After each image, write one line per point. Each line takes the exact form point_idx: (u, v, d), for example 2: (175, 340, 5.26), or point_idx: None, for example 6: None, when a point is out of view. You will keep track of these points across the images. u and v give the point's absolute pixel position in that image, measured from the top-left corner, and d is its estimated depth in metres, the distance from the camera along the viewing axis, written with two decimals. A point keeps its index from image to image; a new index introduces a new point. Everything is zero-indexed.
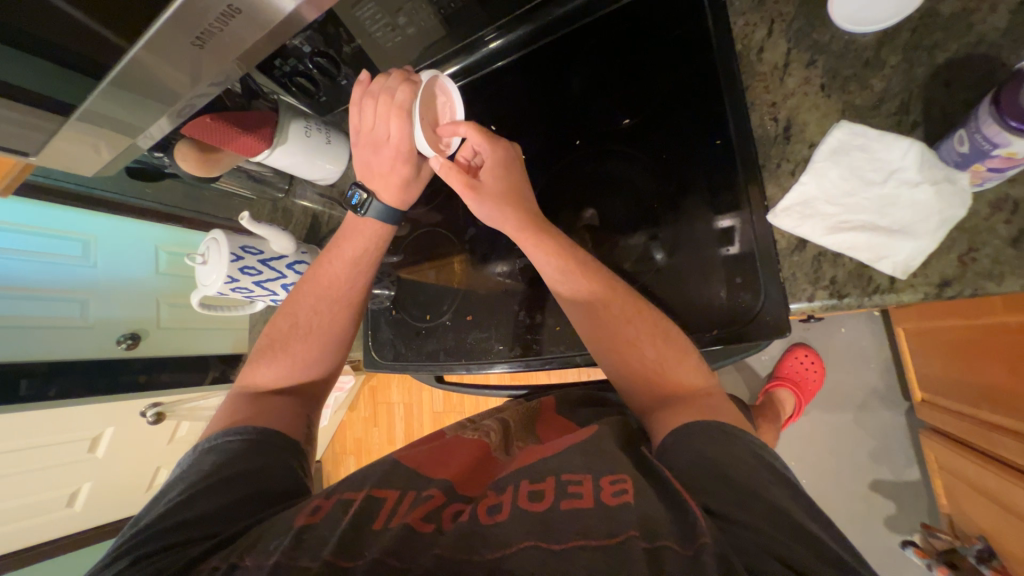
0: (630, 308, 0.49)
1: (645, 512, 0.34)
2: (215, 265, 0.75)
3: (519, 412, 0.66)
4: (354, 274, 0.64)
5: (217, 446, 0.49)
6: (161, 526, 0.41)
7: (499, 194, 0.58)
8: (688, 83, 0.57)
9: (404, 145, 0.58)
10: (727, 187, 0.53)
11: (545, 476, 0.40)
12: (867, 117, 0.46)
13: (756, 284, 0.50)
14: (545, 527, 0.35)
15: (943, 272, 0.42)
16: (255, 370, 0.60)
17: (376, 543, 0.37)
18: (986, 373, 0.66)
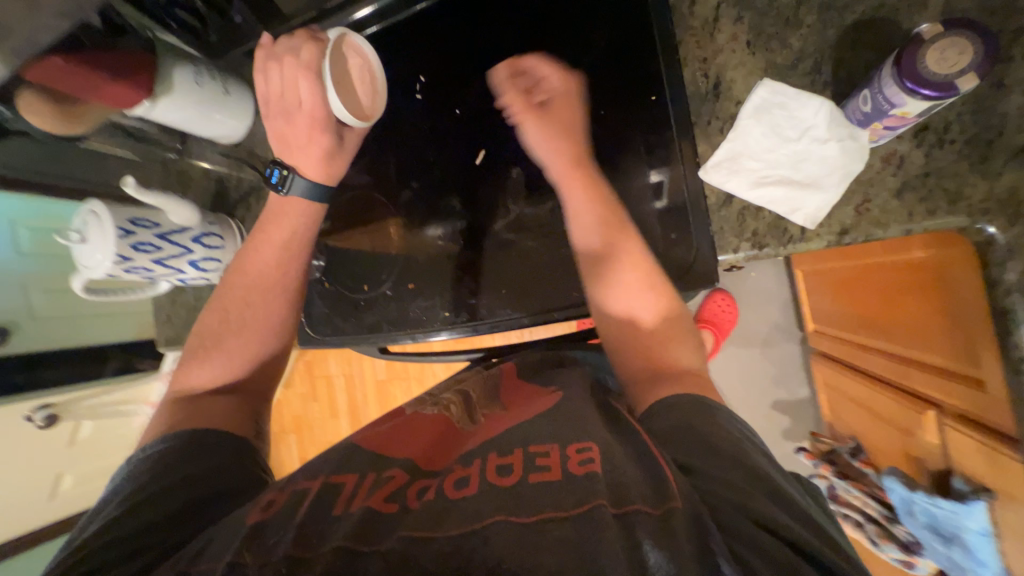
0: (634, 270, 0.51)
1: (612, 477, 0.37)
2: (99, 243, 0.64)
3: (481, 380, 0.66)
4: (286, 257, 0.58)
5: (153, 454, 0.46)
6: (106, 544, 0.39)
7: (557, 128, 0.58)
8: (619, 38, 0.56)
9: (319, 112, 0.55)
10: (662, 146, 0.54)
11: (512, 451, 0.43)
12: (786, 76, 0.49)
13: (688, 235, 0.53)
14: (515, 501, 0.37)
15: (843, 221, 0.47)
16: (189, 373, 0.54)
17: (336, 529, 0.37)
18: (866, 306, 0.78)
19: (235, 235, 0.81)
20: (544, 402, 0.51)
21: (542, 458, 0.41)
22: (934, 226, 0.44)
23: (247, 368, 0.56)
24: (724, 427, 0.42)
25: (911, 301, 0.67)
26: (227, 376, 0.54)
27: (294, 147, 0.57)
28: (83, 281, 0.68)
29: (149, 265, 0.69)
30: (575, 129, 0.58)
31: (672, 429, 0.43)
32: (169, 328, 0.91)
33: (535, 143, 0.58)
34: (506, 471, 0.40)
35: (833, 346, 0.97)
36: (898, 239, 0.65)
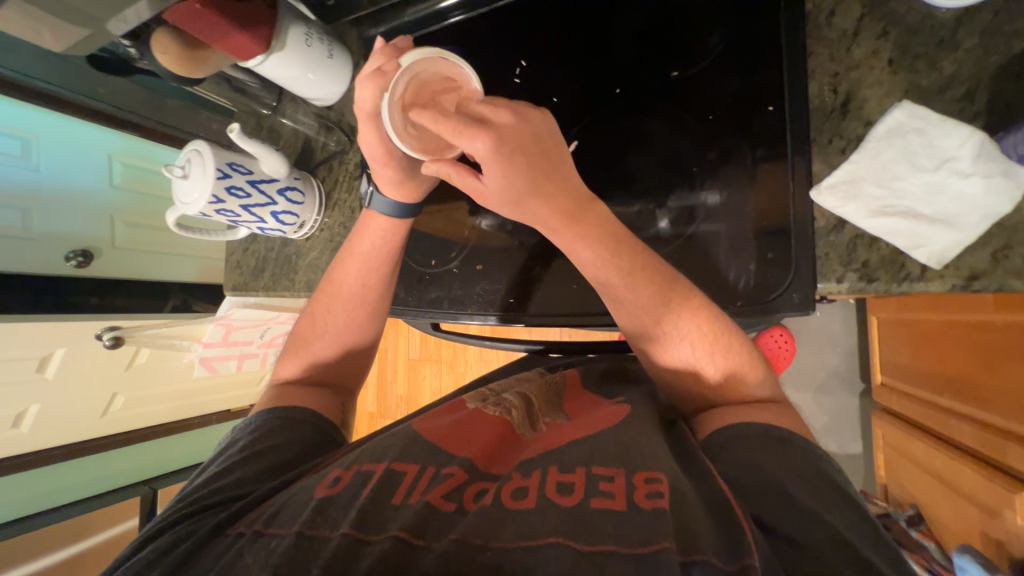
0: (682, 325, 0.51)
1: (680, 519, 0.36)
2: (198, 181, 0.68)
3: (542, 386, 0.63)
4: (364, 273, 0.63)
5: (252, 426, 0.55)
6: (201, 493, 0.47)
7: (507, 200, 0.46)
8: (741, 41, 0.54)
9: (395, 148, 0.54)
10: (773, 158, 0.51)
11: (574, 468, 0.43)
12: (930, 101, 0.45)
13: (787, 263, 0.49)
14: (575, 525, 0.37)
15: (974, 265, 0.43)
16: (282, 366, 0.64)
17: (397, 517, 0.40)
18: (965, 369, 0.71)
19: (315, 194, 0.83)
20: (606, 415, 0.51)
21: (607, 483, 0.40)
22: None
23: (335, 371, 0.65)
24: (807, 479, 0.42)
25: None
26: (321, 373, 0.64)
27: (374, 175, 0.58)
28: (177, 216, 0.71)
29: (238, 211, 0.72)
30: (551, 181, 0.44)
31: (746, 467, 0.43)
32: (236, 275, 0.95)
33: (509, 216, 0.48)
34: (566, 490, 0.40)
35: (904, 405, 0.89)
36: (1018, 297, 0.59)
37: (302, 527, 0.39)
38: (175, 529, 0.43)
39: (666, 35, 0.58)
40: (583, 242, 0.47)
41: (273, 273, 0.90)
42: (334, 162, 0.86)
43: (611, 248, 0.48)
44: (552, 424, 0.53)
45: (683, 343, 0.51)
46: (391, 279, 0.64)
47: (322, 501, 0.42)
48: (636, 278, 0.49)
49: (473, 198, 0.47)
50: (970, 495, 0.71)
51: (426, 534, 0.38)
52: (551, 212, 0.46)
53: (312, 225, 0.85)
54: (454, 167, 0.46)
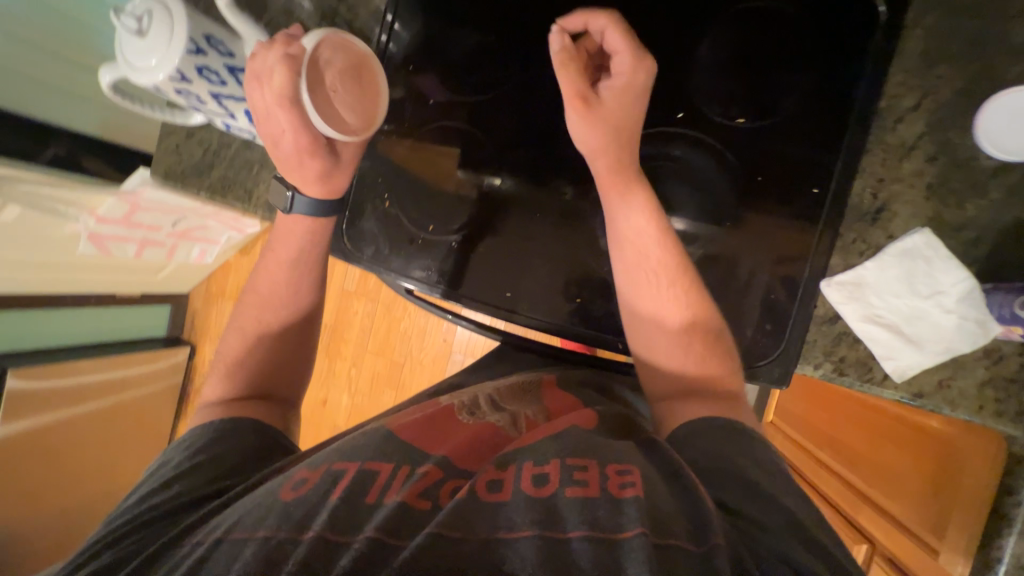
0: (674, 275, 0.53)
1: (650, 505, 0.39)
2: (157, 43, 0.52)
3: (520, 384, 0.68)
4: (296, 273, 0.65)
5: (193, 438, 0.54)
6: (148, 506, 0.46)
7: (608, 123, 0.53)
8: (814, 107, 0.53)
9: (305, 138, 0.56)
10: (802, 236, 0.53)
11: (550, 459, 0.43)
12: (946, 234, 0.50)
13: (781, 334, 0.54)
14: (547, 516, 0.38)
15: (923, 386, 0.50)
16: (203, 390, 0.62)
17: (369, 521, 0.38)
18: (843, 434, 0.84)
19: None
20: (577, 416, 0.53)
21: (579, 472, 0.41)
22: (995, 427, 0.48)
23: (276, 377, 0.63)
24: None
25: (896, 456, 0.72)
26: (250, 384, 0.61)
27: (292, 164, 0.59)
28: (114, 77, 0.56)
29: (204, 98, 0.58)
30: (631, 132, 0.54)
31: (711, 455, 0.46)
32: (171, 160, 0.77)
33: (575, 134, 0.54)
34: (541, 481, 0.41)
35: (782, 442, 1.05)
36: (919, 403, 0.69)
37: (269, 532, 0.38)
38: (124, 546, 0.43)
39: (742, 73, 0.54)
40: (640, 213, 0.53)
41: (224, 174, 0.76)
42: None
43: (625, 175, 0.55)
44: (531, 423, 0.55)
45: (666, 348, 0.54)
46: (316, 280, 0.67)
47: (287, 504, 0.41)
48: (659, 236, 0.54)
49: (574, 100, 0.53)
50: None
51: (400, 534, 0.37)
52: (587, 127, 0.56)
53: None
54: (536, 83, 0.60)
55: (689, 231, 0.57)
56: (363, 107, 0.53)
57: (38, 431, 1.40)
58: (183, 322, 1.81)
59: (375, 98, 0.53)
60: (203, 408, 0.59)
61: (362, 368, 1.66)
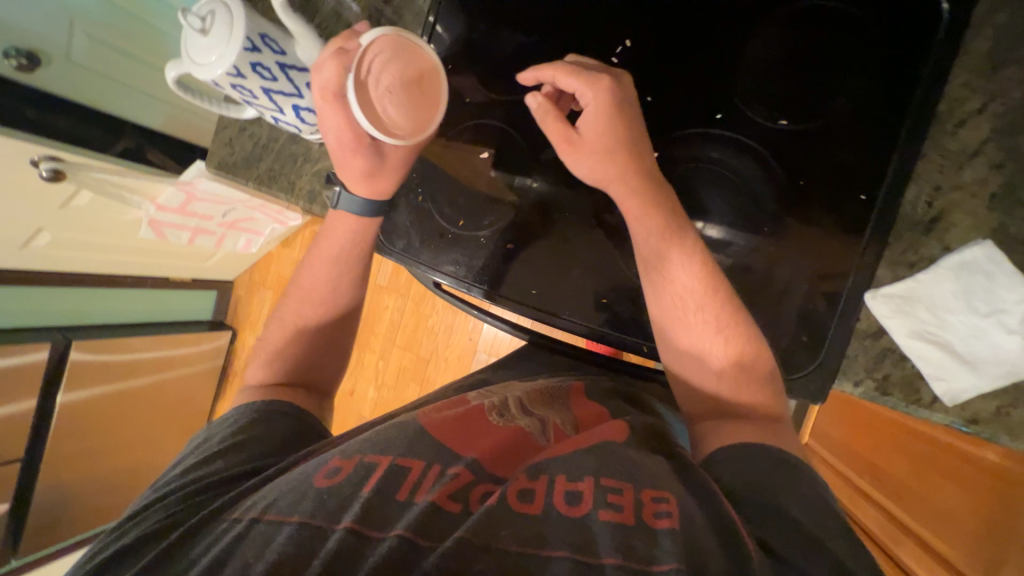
0: (727, 327, 0.51)
1: (686, 535, 0.39)
2: (219, 43, 0.56)
3: (547, 390, 0.69)
4: (332, 272, 0.66)
5: (234, 417, 0.56)
6: (193, 478, 0.49)
7: (599, 148, 0.53)
8: (865, 110, 0.50)
9: (354, 136, 0.57)
10: (846, 244, 0.50)
11: (583, 478, 0.45)
12: (1011, 247, 0.46)
13: (818, 347, 0.51)
14: (580, 539, 0.40)
15: (977, 411, 0.46)
16: (247, 371, 0.65)
17: (402, 516, 0.42)
18: None
19: None
20: (609, 429, 0.54)
21: (614, 496, 0.43)
22: None
23: (315, 369, 0.66)
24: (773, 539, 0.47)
25: (943, 490, 0.65)
26: (297, 366, 0.64)
27: (339, 161, 0.61)
28: (179, 72, 0.60)
29: (255, 92, 0.61)
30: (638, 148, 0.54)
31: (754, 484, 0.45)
32: (224, 152, 0.83)
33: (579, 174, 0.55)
34: (575, 501, 0.43)
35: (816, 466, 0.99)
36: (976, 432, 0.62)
37: (305, 517, 0.41)
38: (174, 511, 0.45)
39: (788, 75, 0.52)
40: (684, 268, 0.52)
41: (271, 167, 0.80)
42: None
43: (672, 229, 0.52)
44: (560, 434, 0.57)
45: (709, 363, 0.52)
46: (355, 276, 0.67)
47: (323, 491, 0.44)
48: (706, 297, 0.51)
49: (563, 144, 0.55)
50: None
51: (430, 534, 0.41)
52: (631, 174, 0.53)
53: None
54: (554, 114, 0.55)
55: (722, 237, 0.55)
56: (418, 109, 0.53)
57: (98, 403, 1.54)
58: (228, 308, 1.92)
59: (431, 100, 0.53)
60: (245, 389, 0.62)
61: (389, 361, 1.70)
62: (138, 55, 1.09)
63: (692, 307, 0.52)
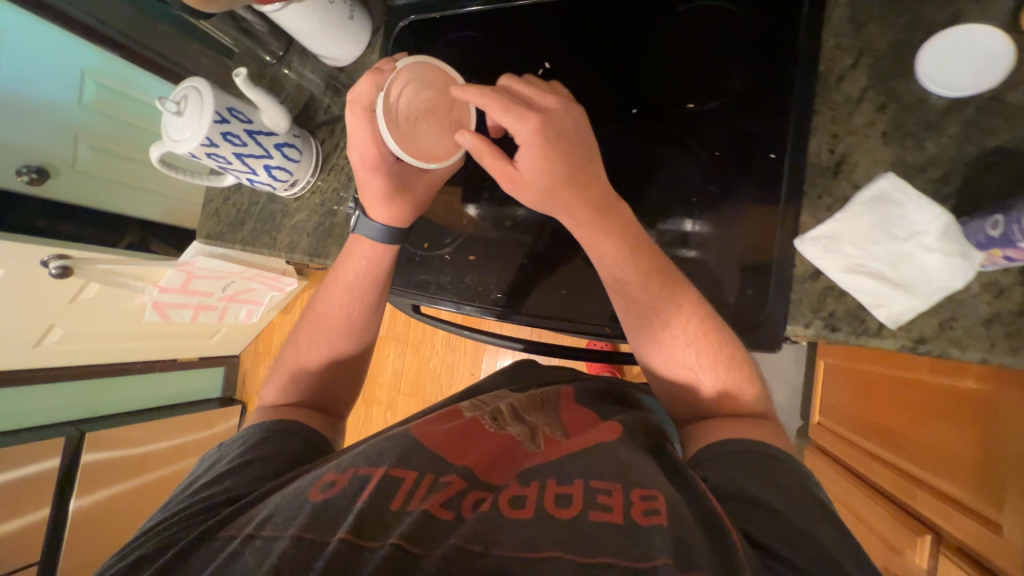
0: (708, 352, 0.53)
1: (679, 536, 0.39)
2: (193, 121, 0.65)
3: (543, 396, 0.70)
4: (346, 299, 0.68)
5: (241, 440, 0.59)
6: (198, 497, 0.51)
7: (542, 184, 0.50)
8: (756, 84, 0.56)
9: (378, 156, 0.60)
10: (767, 201, 0.54)
11: (574, 480, 0.46)
12: (912, 176, 0.50)
13: (763, 300, 0.54)
14: (574, 540, 0.40)
15: (922, 330, 0.48)
16: (264, 391, 0.69)
17: (395, 527, 0.41)
18: None
19: (312, 155, 0.81)
20: (603, 431, 0.55)
21: (605, 498, 0.43)
22: (1011, 363, 0.45)
23: (331, 388, 0.69)
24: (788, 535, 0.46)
25: (944, 430, 0.64)
26: (305, 394, 0.67)
27: (360, 181, 0.63)
28: (162, 152, 0.68)
29: (229, 159, 0.69)
30: (588, 179, 0.51)
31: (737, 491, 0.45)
32: (211, 223, 0.91)
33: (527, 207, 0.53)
34: (565, 502, 0.44)
35: (833, 442, 0.96)
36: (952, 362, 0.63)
37: (298, 530, 0.41)
38: (178, 526, 0.47)
39: (687, 66, 0.58)
40: (670, 299, 0.53)
41: (254, 228, 0.88)
42: (337, 125, 0.84)
43: (640, 255, 0.53)
44: (550, 440, 0.57)
45: (687, 349, 0.53)
46: (367, 310, 0.69)
47: (317, 506, 0.44)
48: (685, 318, 0.53)
49: (501, 181, 0.51)
50: (877, 530, 0.78)
51: (421, 543, 0.40)
52: (587, 210, 0.52)
53: (304, 185, 0.83)
54: (489, 149, 0.51)
55: (694, 231, 0.57)
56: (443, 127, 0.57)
57: (111, 499, 1.54)
58: (236, 383, 1.96)
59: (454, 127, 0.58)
60: (261, 408, 0.66)
61: (397, 410, 1.71)
62: (140, 158, 1.21)
63: (677, 331, 0.53)
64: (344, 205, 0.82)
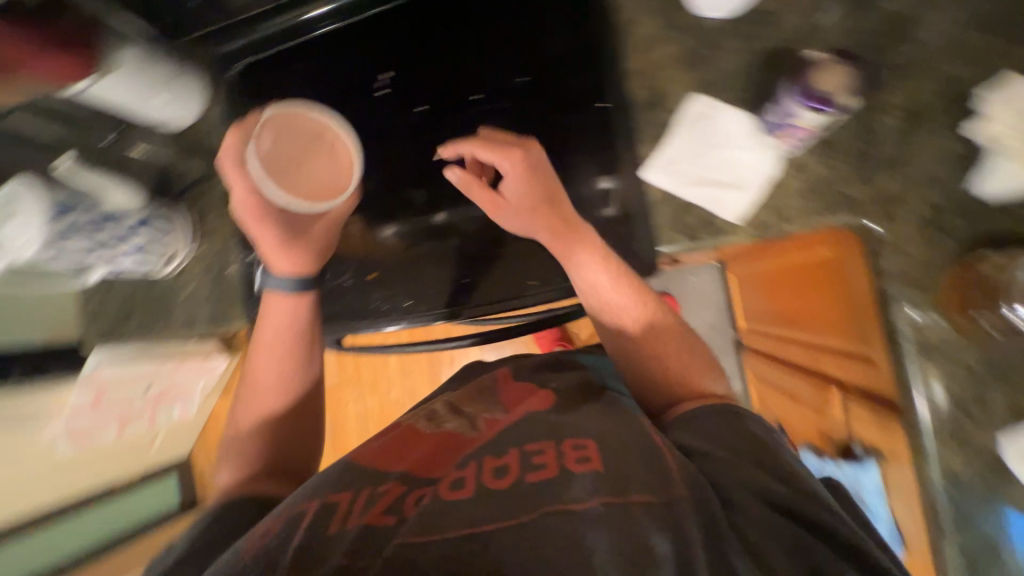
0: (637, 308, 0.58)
1: (612, 472, 0.43)
2: (21, 224, 0.59)
3: (480, 383, 0.71)
4: (280, 357, 0.65)
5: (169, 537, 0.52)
6: None
7: (524, 207, 0.59)
8: (570, 48, 0.63)
9: (270, 208, 0.60)
10: (607, 147, 0.61)
11: (506, 452, 0.47)
12: (713, 92, 0.57)
13: (628, 232, 0.60)
14: (514, 503, 0.41)
15: (758, 218, 0.54)
16: (217, 479, 0.63)
17: (336, 548, 0.40)
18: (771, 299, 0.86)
19: (184, 224, 0.78)
20: (537, 400, 0.58)
21: (538, 457, 0.46)
22: (828, 224, 0.53)
23: (289, 452, 0.65)
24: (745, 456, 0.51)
25: (812, 298, 0.73)
26: (263, 462, 0.63)
27: (257, 237, 0.62)
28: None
29: (83, 253, 0.66)
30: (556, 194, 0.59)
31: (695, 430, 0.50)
32: (95, 324, 0.84)
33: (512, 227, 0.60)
34: (502, 472, 0.45)
35: None
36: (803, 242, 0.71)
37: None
38: None
39: (510, 48, 0.65)
40: (600, 269, 0.57)
41: (143, 316, 0.83)
42: (201, 187, 0.81)
43: (563, 237, 0.57)
44: (489, 420, 0.57)
45: (615, 306, 0.58)
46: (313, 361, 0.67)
47: (252, 559, 0.41)
48: (621, 284, 0.57)
49: (492, 208, 0.60)
50: (800, 402, 0.87)
51: (365, 553, 0.39)
52: (558, 221, 0.57)
53: (183, 258, 0.79)
54: (477, 182, 0.60)
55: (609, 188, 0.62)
56: (328, 167, 0.60)
57: None
58: None
59: (339, 162, 0.60)
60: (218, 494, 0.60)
61: None
62: None
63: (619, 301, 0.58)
64: (233, 265, 0.80)
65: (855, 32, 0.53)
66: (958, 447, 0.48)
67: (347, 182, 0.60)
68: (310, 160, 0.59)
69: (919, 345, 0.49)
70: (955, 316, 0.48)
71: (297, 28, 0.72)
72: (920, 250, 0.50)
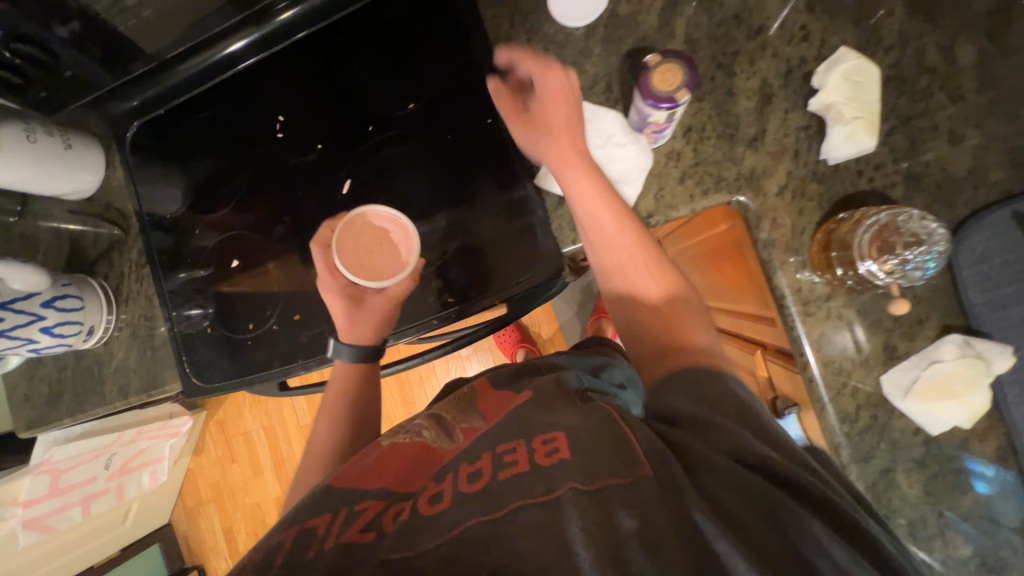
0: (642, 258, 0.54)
1: (584, 460, 0.35)
2: None
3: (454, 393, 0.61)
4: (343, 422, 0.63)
5: None
6: None
7: (537, 128, 0.56)
8: (452, 69, 0.65)
9: (341, 282, 0.65)
10: (502, 160, 0.63)
11: (480, 455, 0.39)
12: (588, 95, 0.60)
13: (534, 237, 0.63)
14: (480, 504, 0.35)
15: (646, 207, 0.58)
16: None
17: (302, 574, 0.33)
18: (692, 271, 0.90)
19: (98, 295, 0.75)
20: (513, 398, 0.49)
21: (510, 454, 0.38)
22: (710, 203, 0.56)
23: None
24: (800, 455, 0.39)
25: (724, 268, 0.75)
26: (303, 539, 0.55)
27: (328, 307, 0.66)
28: None
29: None
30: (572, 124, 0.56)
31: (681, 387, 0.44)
32: (27, 409, 0.81)
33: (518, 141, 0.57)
34: (474, 476, 0.37)
35: None
36: (701, 217, 0.75)
37: None
38: None
39: (396, 75, 0.66)
40: (593, 192, 0.53)
41: (76, 393, 0.80)
42: (115, 253, 0.79)
43: (578, 162, 0.55)
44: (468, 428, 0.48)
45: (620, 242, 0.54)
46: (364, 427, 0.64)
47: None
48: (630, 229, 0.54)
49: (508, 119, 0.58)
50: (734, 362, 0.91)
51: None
52: (579, 149, 0.55)
53: (106, 327, 0.77)
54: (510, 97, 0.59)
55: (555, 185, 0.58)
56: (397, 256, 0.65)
57: None
58: (180, 552, 1.75)
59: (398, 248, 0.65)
60: None
61: None
62: None
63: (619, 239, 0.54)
64: (161, 325, 0.78)
65: (709, 22, 0.56)
66: (847, 389, 0.53)
67: (407, 261, 0.64)
68: (375, 251, 0.66)
69: (801, 304, 0.53)
70: (823, 273, 0.52)
71: (201, 74, 0.67)
72: (788, 218, 0.54)
